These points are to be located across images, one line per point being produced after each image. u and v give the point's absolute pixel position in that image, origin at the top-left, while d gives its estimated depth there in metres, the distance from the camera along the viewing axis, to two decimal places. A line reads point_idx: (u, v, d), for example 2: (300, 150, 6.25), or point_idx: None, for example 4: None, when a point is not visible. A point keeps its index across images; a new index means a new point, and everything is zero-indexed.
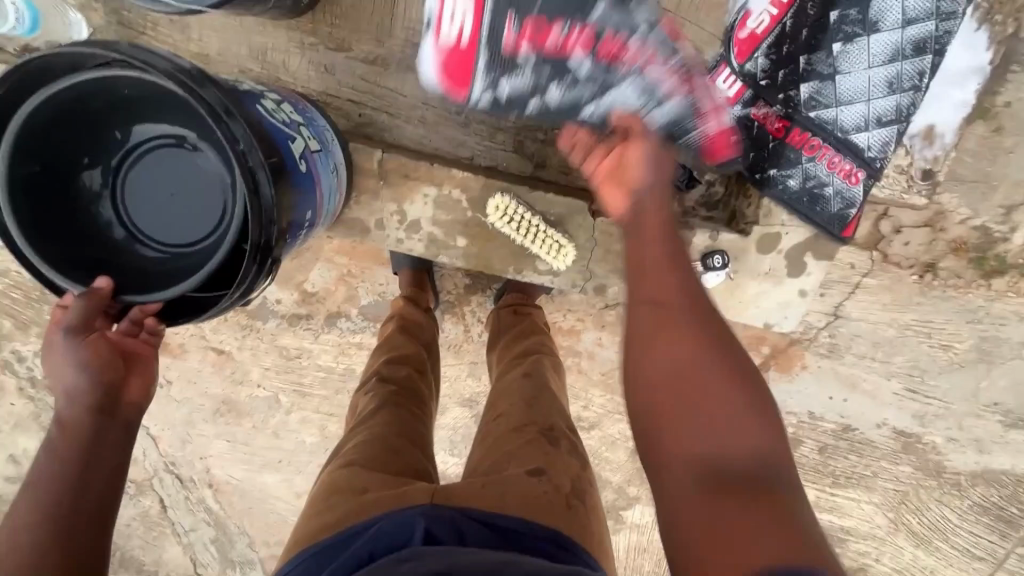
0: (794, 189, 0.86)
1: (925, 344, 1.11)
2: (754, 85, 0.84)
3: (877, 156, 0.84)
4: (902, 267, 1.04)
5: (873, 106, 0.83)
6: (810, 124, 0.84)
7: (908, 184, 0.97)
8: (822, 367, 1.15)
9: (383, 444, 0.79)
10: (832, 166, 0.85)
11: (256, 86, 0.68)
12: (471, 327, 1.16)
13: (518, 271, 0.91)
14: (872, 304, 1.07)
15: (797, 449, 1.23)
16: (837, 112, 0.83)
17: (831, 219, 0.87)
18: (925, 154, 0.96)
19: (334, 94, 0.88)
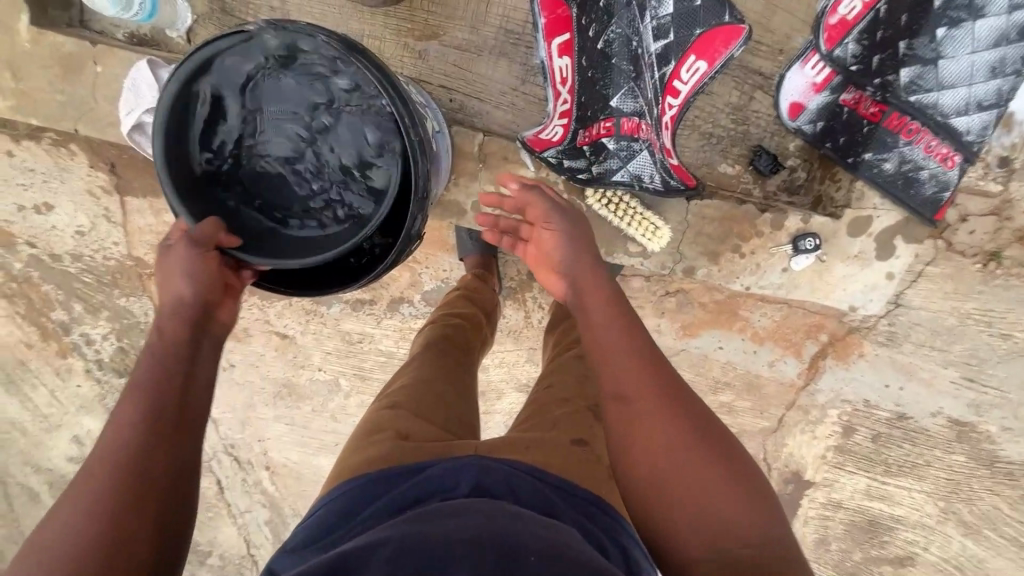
0: (889, 172, 0.90)
1: (985, 333, 1.12)
2: (845, 71, 0.88)
3: (975, 139, 0.87)
4: (966, 255, 1.05)
5: (975, 89, 0.85)
6: (909, 108, 0.86)
7: (984, 171, 0.99)
8: (880, 355, 1.16)
9: (428, 395, 0.85)
10: (929, 150, 0.88)
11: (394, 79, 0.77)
12: (532, 313, 1.18)
13: (610, 253, 0.93)
14: (934, 293, 1.08)
15: (851, 437, 1.24)
16: (938, 96, 0.85)
17: (924, 203, 0.90)
18: (1004, 139, 0.97)
19: (425, 80, 0.91)
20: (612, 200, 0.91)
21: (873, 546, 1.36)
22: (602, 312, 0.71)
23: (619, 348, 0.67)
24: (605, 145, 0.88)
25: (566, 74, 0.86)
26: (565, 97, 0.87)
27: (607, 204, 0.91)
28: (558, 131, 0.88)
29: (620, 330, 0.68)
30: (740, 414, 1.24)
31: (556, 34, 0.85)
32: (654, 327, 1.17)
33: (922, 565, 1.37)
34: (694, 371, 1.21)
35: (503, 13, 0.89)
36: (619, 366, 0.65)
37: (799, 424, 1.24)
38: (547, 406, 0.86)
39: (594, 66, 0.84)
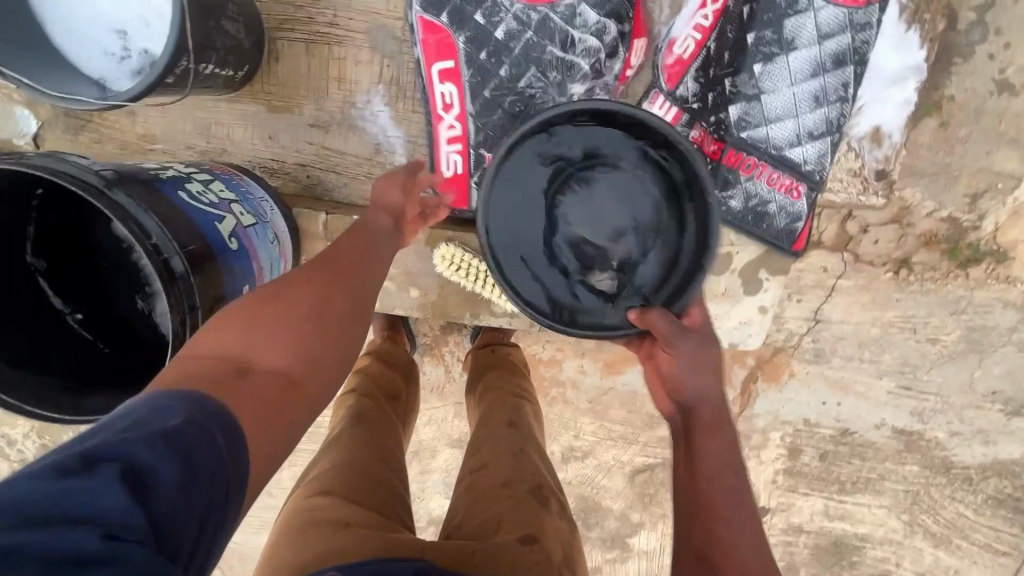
0: (736, 209, 0.87)
1: (912, 340, 1.08)
2: (689, 110, 0.87)
3: (814, 169, 0.86)
4: (875, 265, 1.02)
5: (802, 121, 0.85)
6: (742, 144, 0.86)
7: (863, 185, 0.96)
8: (810, 373, 1.12)
9: (365, 480, 0.69)
10: (772, 183, 0.86)
11: (183, 169, 0.72)
12: (451, 367, 1.15)
13: (473, 317, 0.93)
14: (851, 305, 1.06)
15: (798, 459, 1.20)
16: (767, 130, 0.85)
17: (780, 234, 0.87)
18: (875, 155, 0.95)
19: (281, 160, 0.90)
20: (461, 266, 0.90)
21: (844, 568, 1.30)
22: (716, 409, 0.73)
23: (716, 444, 0.70)
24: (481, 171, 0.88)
25: (453, 99, 0.85)
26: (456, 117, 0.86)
27: (456, 267, 0.90)
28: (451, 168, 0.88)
29: (716, 436, 0.71)
30: None
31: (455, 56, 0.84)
32: (576, 368, 1.15)
33: None
34: (625, 408, 1.17)
35: (347, 87, 0.88)
36: (709, 456, 0.69)
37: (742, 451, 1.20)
38: (487, 494, 0.68)
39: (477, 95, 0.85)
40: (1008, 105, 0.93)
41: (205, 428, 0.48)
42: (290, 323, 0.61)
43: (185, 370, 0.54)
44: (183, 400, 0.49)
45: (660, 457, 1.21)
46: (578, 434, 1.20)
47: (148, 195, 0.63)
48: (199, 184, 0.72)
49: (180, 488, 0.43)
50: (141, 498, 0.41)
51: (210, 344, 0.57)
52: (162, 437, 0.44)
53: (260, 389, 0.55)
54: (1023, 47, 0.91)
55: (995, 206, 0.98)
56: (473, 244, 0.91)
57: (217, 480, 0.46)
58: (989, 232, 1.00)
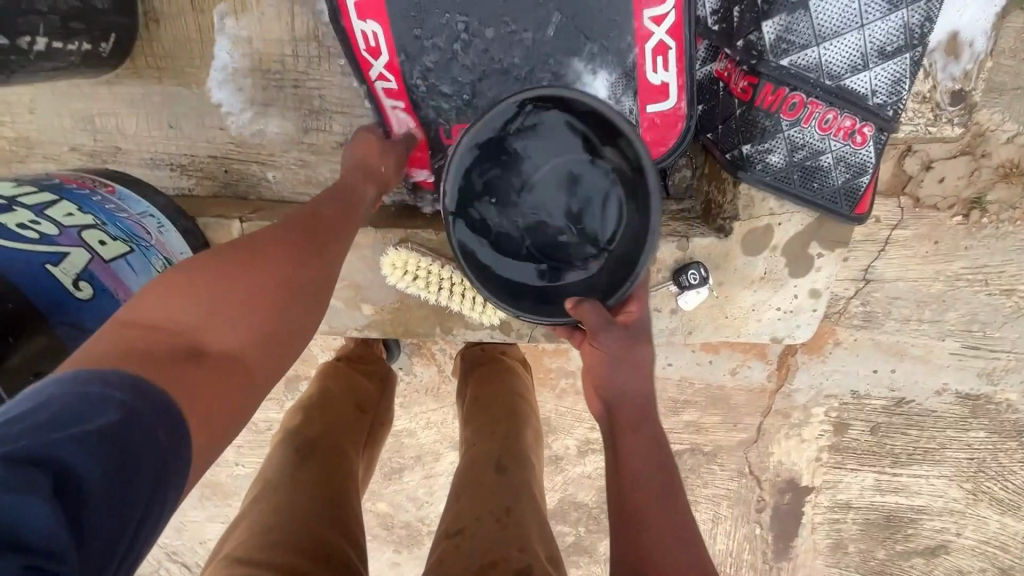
0: (778, 166, 0.69)
1: (983, 293, 0.91)
2: (709, 35, 0.70)
3: (887, 102, 0.66)
4: (940, 209, 0.84)
5: (869, 33, 0.64)
6: (784, 76, 0.66)
7: (934, 114, 0.75)
8: (859, 340, 0.96)
9: (314, 542, 0.53)
10: (825, 127, 0.67)
11: (5, 194, 0.57)
12: (444, 366, 1.02)
13: (444, 331, 0.79)
14: (908, 260, 0.88)
15: (845, 433, 1.06)
16: (819, 53, 0.65)
17: (837, 195, 0.70)
18: (950, 72, 0.74)
19: (191, 153, 0.76)
20: (419, 275, 0.75)
21: (898, 541, 1.18)
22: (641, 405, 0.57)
23: (642, 446, 0.54)
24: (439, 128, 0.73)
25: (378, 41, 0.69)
26: (386, 65, 0.70)
27: (414, 277, 0.75)
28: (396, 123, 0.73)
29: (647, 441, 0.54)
30: (711, 431, 1.07)
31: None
32: None
33: (958, 552, 1.18)
34: None
35: (257, 53, 0.73)
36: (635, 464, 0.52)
37: (780, 430, 1.07)
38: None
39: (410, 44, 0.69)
40: None
41: (149, 423, 0.35)
42: (254, 287, 0.46)
43: (111, 343, 0.40)
44: (120, 384, 0.36)
45: (688, 443, 1.08)
46: (594, 426, 1.07)
47: None
48: (27, 214, 0.56)
49: (116, 496, 0.32)
50: (73, 511, 0.30)
51: (147, 310, 0.43)
52: (100, 438, 0.32)
53: (207, 376, 0.41)
54: None
55: None
56: (434, 244, 0.75)
57: (162, 482, 0.35)
58: None
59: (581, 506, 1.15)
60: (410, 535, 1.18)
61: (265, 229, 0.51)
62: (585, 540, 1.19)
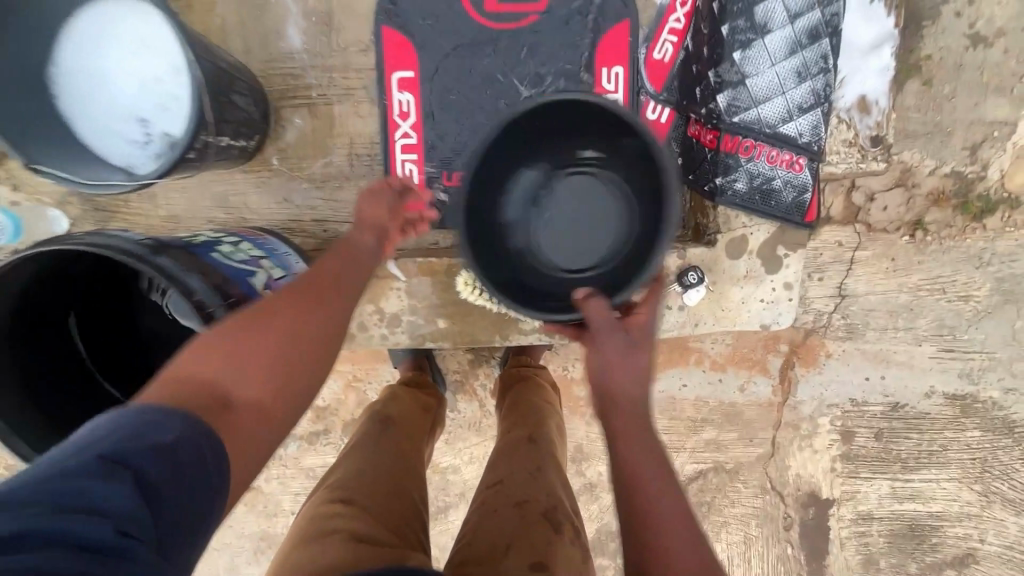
0: (743, 191, 0.89)
1: (943, 301, 1.07)
2: (679, 106, 0.90)
3: (812, 140, 0.88)
4: (890, 231, 1.02)
5: (790, 96, 0.87)
6: (737, 129, 0.87)
7: (861, 154, 0.96)
8: (846, 350, 1.10)
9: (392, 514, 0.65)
10: (772, 160, 0.88)
11: (211, 235, 0.77)
12: (485, 400, 1.15)
13: (504, 338, 0.93)
14: (873, 276, 1.05)
15: (853, 442, 1.16)
16: (758, 112, 0.87)
17: (790, 209, 0.89)
18: (866, 124, 0.96)
19: (297, 219, 0.95)
20: (483, 289, 0.92)
21: (926, 552, 1.23)
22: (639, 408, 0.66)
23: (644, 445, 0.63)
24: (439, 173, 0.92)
25: (410, 107, 0.91)
26: (412, 125, 0.92)
27: (480, 292, 0.92)
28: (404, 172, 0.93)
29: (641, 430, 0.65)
30: (731, 447, 1.17)
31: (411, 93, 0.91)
32: None
33: (986, 560, 1.22)
34: (666, 415, 1.15)
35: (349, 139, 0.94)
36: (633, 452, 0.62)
37: (794, 442, 1.17)
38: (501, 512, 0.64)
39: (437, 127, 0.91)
40: (986, 57, 0.94)
41: (198, 436, 0.47)
42: (275, 350, 0.57)
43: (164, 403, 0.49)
44: (169, 423, 0.46)
45: (711, 461, 1.18)
46: None
47: (187, 259, 0.66)
48: (228, 246, 0.76)
49: (173, 479, 0.43)
50: (145, 497, 0.42)
51: (200, 364, 0.54)
52: (166, 449, 0.44)
53: (241, 431, 0.52)
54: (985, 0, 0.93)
55: (997, 154, 0.98)
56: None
57: (200, 493, 0.45)
58: (997, 179, 0.99)
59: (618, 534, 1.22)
60: None
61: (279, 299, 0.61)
62: None
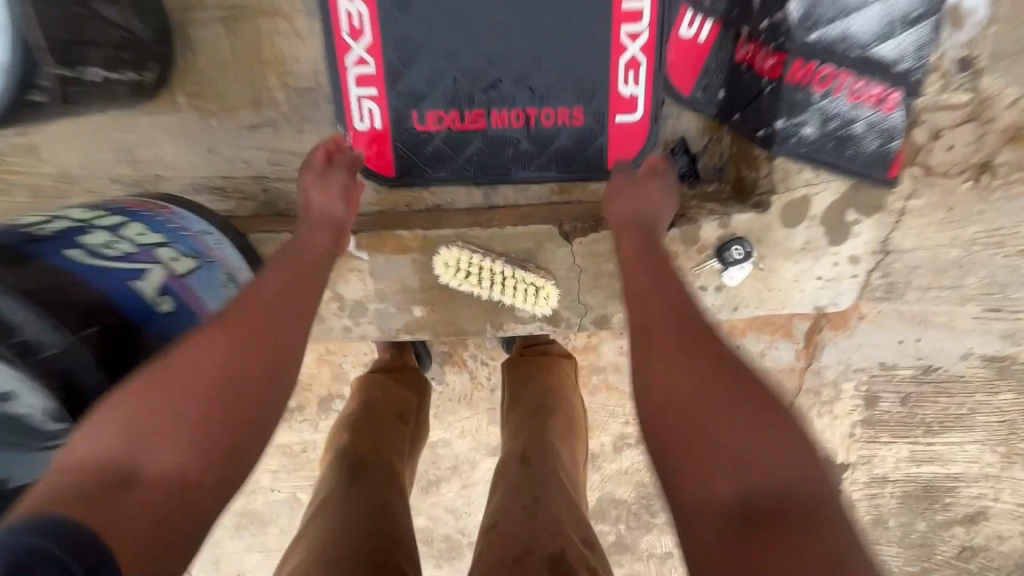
0: (812, 136, 0.76)
1: (999, 256, 0.93)
2: (728, 20, 0.75)
3: (912, 66, 0.72)
4: (952, 176, 0.86)
5: (890, 6, 0.70)
6: (813, 50, 0.72)
7: (942, 83, 0.81)
8: (882, 312, 0.98)
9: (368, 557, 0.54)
10: (855, 95, 0.73)
11: (82, 218, 0.60)
12: (476, 373, 1.03)
13: (497, 326, 0.83)
14: (924, 228, 0.90)
15: (876, 407, 1.07)
16: (845, 27, 0.71)
17: (870, 161, 0.76)
18: (955, 41, 0.80)
19: (228, 174, 0.81)
20: (472, 272, 0.79)
21: (936, 511, 1.18)
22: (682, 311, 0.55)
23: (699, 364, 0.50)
24: (407, 115, 0.79)
25: (362, 22, 0.75)
26: (367, 47, 0.76)
27: (467, 276, 0.79)
28: (363, 112, 0.78)
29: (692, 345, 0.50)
30: None
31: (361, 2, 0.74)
32: (616, 350, 1.02)
33: (998, 517, 1.18)
34: None
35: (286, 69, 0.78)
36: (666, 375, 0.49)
37: (813, 408, 1.07)
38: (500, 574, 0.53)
39: (399, 46, 0.76)
40: None
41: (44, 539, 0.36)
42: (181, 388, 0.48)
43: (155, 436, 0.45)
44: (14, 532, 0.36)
45: None
46: (628, 420, 1.08)
47: (25, 269, 0.51)
48: (105, 234, 0.59)
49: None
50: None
51: (86, 449, 0.44)
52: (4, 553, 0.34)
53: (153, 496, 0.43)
54: None
55: None
56: (485, 241, 0.79)
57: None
58: None
59: (620, 501, 1.15)
60: (451, 545, 1.17)
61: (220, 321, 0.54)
62: (626, 538, 1.19)
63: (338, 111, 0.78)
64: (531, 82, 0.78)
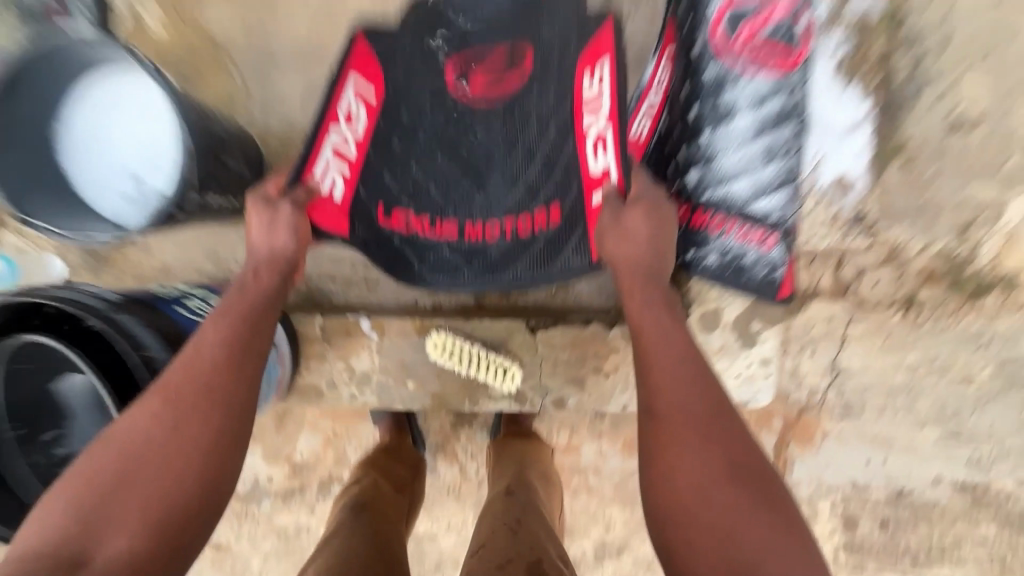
0: (715, 265, 0.81)
1: (944, 383, 1.03)
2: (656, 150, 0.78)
3: (784, 220, 0.79)
4: (882, 307, 1.00)
5: (759, 176, 0.75)
6: (710, 203, 0.77)
7: (841, 234, 0.98)
8: (843, 431, 1.06)
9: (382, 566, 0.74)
10: (743, 238, 0.79)
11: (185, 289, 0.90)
12: (466, 465, 1.11)
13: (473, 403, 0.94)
14: (867, 353, 1.02)
15: (855, 530, 1.09)
16: (727, 190, 0.75)
17: (762, 285, 0.80)
18: (847, 199, 0.96)
19: None
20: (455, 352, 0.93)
21: None
22: (689, 406, 0.65)
23: (704, 456, 0.62)
24: (369, 199, 0.88)
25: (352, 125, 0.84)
26: (348, 142, 0.84)
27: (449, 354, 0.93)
28: (325, 183, 0.85)
29: (702, 410, 0.65)
30: None
31: (355, 115, 0.84)
32: (595, 452, 1.09)
33: None
34: None
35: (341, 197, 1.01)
36: (679, 443, 0.63)
37: None
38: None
39: (376, 157, 0.87)
40: (966, 142, 0.95)
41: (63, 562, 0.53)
42: (155, 426, 0.65)
43: (116, 504, 0.60)
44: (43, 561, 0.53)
45: None
46: (610, 525, 1.11)
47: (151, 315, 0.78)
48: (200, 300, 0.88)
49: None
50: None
51: (76, 481, 0.61)
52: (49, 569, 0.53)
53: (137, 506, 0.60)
54: (961, 89, 0.94)
55: (987, 235, 0.98)
56: (469, 330, 0.94)
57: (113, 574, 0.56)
58: (989, 260, 0.98)
59: None
60: None
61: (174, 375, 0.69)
62: None
63: (297, 169, 0.82)
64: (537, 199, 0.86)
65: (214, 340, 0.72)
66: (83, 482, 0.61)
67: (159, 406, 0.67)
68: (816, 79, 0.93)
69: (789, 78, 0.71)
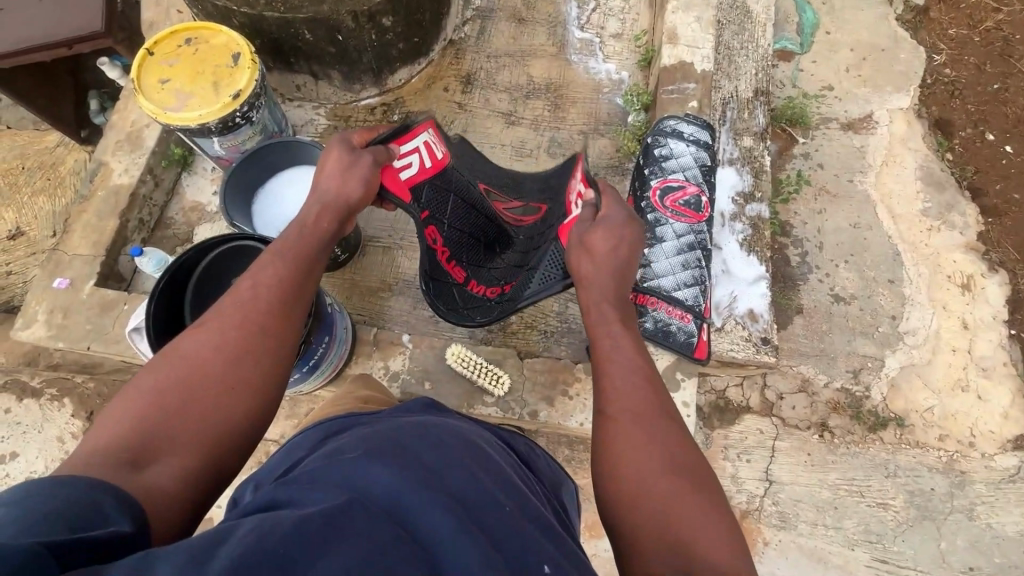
0: (649, 330, 1.01)
1: (864, 504, 1.19)
2: None
3: (697, 303, 1.03)
4: (802, 427, 1.25)
5: (679, 277, 1.05)
6: (646, 290, 1.04)
7: (755, 348, 1.18)
8: (783, 541, 1.18)
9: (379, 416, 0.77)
10: (669, 311, 1.02)
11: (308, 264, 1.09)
12: None
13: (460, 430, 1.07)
14: (795, 466, 1.22)
15: None
16: (658, 283, 1.04)
17: (683, 346, 1.00)
18: (757, 327, 1.20)
19: None
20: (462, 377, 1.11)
21: None
22: (649, 405, 0.63)
23: (650, 451, 0.59)
24: (424, 199, 0.96)
25: (417, 161, 0.94)
26: (414, 166, 0.93)
27: (466, 365, 0.98)
28: (405, 161, 0.92)
29: (653, 406, 0.63)
30: None
31: (426, 157, 0.95)
32: None
33: None
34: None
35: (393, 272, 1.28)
36: (627, 434, 0.61)
37: None
38: None
39: (435, 195, 0.98)
40: (847, 310, 1.33)
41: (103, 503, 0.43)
42: (215, 350, 0.59)
43: (171, 424, 0.54)
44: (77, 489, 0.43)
45: None
46: None
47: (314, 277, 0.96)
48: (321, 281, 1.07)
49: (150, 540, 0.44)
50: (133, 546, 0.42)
51: (122, 406, 0.54)
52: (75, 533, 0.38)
53: (193, 433, 0.55)
54: (836, 275, 1.36)
55: (875, 379, 1.28)
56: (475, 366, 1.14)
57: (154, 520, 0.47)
58: (880, 401, 1.26)
59: None
60: None
61: (228, 301, 0.64)
62: None
63: (387, 138, 0.89)
64: (517, 266, 1.01)
65: (269, 281, 0.67)
66: (129, 409, 0.54)
67: (211, 334, 0.60)
68: (728, 248, 1.27)
69: (697, 224, 1.08)
